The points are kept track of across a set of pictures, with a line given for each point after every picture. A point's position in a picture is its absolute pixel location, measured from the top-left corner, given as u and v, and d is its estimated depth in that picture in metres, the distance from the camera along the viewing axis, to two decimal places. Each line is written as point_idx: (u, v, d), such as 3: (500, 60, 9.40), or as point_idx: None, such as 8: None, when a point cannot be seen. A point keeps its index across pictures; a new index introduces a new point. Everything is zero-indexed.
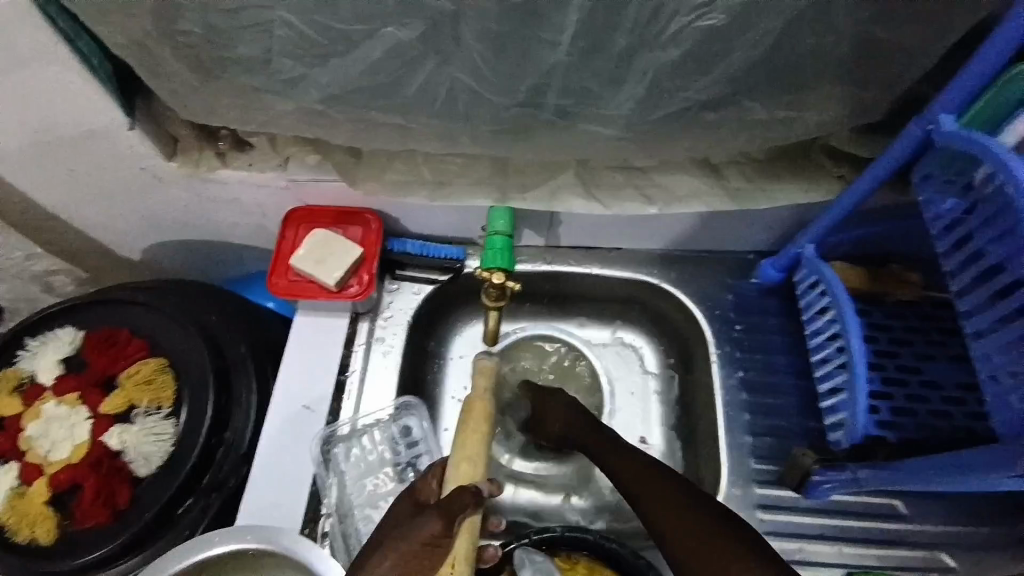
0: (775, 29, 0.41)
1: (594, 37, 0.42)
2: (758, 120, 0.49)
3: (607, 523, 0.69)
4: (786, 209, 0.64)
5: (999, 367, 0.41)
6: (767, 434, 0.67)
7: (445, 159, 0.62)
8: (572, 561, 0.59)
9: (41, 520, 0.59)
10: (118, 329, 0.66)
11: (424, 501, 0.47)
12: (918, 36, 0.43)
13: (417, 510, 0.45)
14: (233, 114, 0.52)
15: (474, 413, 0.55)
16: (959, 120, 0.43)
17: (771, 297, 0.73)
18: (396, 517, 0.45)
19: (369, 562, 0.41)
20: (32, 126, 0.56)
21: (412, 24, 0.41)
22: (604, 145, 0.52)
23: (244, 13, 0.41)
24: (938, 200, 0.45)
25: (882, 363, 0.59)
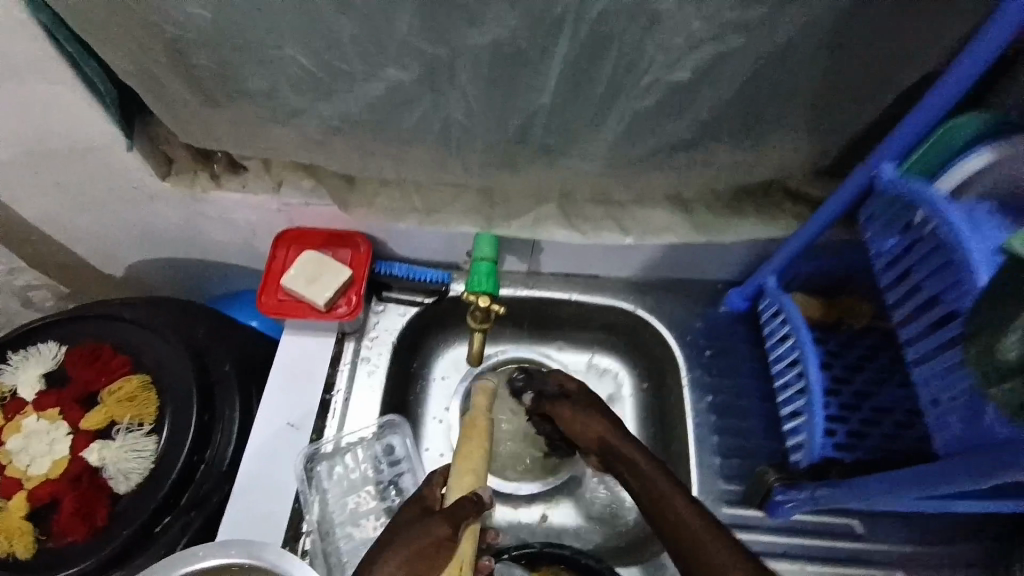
0: (741, 84, 0.45)
1: (577, 85, 0.45)
2: (725, 161, 0.53)
3: (602, 535, 0.71)
4: (751, 243, 0.69)
5: (935, 391, 0.45)
6: (735, 455, 0.71)
7: (434, 188, 0.66)
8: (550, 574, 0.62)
9: (19, 535, 0.58)
10: (102, 345, 0.66)
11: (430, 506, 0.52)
12: (870, 96, 0.47)
13: (424, 514, 0.49)
14: (235, 140, 0.54)
15: (475, 428, 0.58)
16: (900, 166, 0.47)
17: (739, 324, 0.78)
18: (404, 520, 0.49)
19: (378, 563, 0.44)
20: (32, 143, 0.57)
21: (410, 67, 0.44)
22: (585, 178, 0.56)
23: (252, 51, 0.44)
24: (881, 239, 0.50)
25: (840, 390, 0.63)
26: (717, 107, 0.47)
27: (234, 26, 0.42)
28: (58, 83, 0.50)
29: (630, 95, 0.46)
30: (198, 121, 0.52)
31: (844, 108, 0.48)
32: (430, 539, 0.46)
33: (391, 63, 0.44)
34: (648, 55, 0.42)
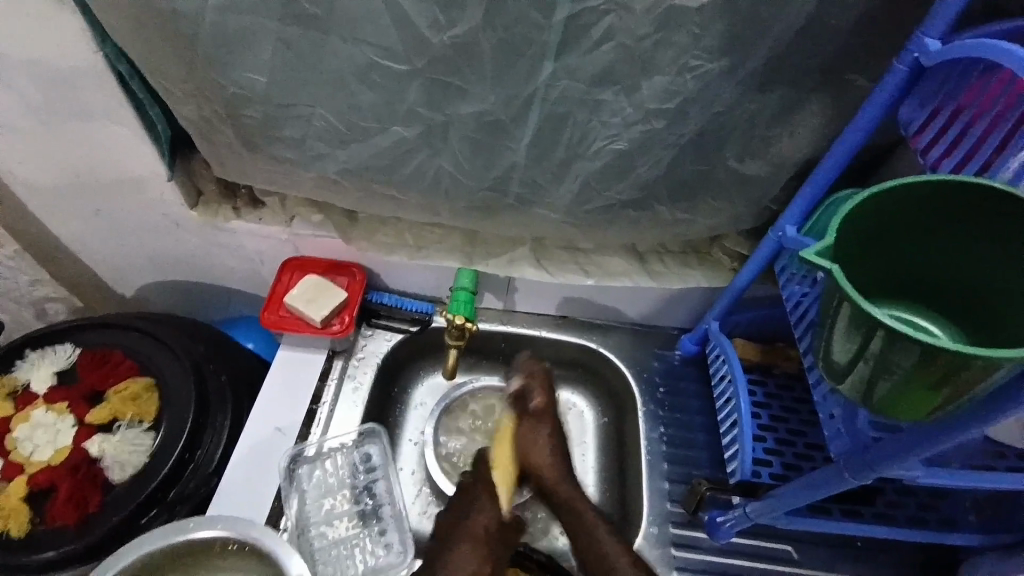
0: (670, 155, 0.57)
1: (541, 149, 0.57)
2: (665, 218, 0.65)
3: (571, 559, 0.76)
4: (697, 293, 0.80)
5: (831, 406, 0.53)
6: (683, 482, 0.78)
7: (424, 229, 0.77)
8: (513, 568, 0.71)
9: (16, 515, 0.64)
10: (112, 350, 0.73)
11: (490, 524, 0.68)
12: (772, 173, 0.60)
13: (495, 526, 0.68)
14: (262, 177, 0.65)
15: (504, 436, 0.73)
16: (801, 228, 0.58)
17: (691, 366, 0.87)
18: (482, 532, 0.67)
19: (462, 562, 0.65)
20: (84, 171, 0.67)
21: (413, 126, 0.56)
22: (551, 224, 0.67)
23: (289, 108, 0.55)
24: (794, 288, 0.61)
25: (776, 427, 0.72)
26: (654, 173, 0.59)
27: (279, 90, 0.53)
28: (121, 123, 0.61)
29: (584, 158, 0.58)
30: (236, 160, 0.63)
31: (756, 182, 0.60)
32: (498, 546, 0.67)
33: (398, 123, 0.56)
34: (596, 129, 0.55)
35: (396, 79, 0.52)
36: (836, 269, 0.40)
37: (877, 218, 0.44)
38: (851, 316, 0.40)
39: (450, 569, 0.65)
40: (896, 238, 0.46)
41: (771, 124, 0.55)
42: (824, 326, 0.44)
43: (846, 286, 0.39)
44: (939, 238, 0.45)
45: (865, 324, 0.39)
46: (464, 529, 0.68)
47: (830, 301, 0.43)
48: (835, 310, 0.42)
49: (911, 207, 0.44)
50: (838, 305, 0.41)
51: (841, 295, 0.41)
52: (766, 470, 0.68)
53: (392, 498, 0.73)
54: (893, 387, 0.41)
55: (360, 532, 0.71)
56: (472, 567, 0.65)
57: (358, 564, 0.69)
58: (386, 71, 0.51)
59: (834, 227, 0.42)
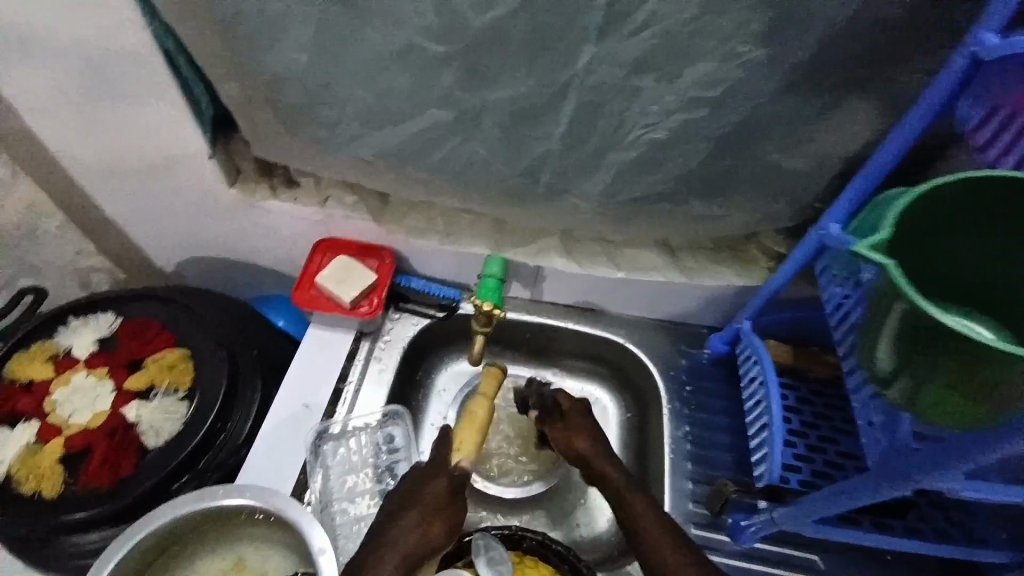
0: (708, 148, 0.56)
1: (577, 137, 0.56)
2: (700, 212, 0.64)
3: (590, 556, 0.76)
4: (727, 293, 0.78)
5: (870, 413, 0.52)
6: (707, 483, 0.76)
7: (455, 215, 0.77)
8: (521, 555, 0.65)
9: (49, 475, 0.66)
10: (151, 321, 0.76)
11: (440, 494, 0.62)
12: (814, 168, 0.58)
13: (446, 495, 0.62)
14: (298, 157, 0.66)
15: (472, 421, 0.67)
16: (844, 227, 0.56)
17: (719, 366, 0.85)
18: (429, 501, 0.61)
19: (399, 524, 0.59)
20: (127, 148, 0.69)
21: (449, 110, 0.56)
22: (584, 214, 0.66)
23: (327, 89, 0.56)
24: (834, 289, 0.59)
25: (807, 433, 0.70)
26: (690, 165, 0.58)
27: (318, 70, 0.54)
28: (166, 100, 0.62)
29: (619, 148, 0.57)
30: (274, 140, 0.64)
31: (796, 177, 0.59)
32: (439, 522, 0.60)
33: (434, 107, 0.56)
34: (635, 117, 0.53)
35: (434, 61, 0.51)
36: (891, 266, 0.40)
37: (922, 218, 0.44)
38: (902, 316, 0.40)
39: (390, 535, 0.59)
40: (938, 237, 0.45)
41: (818, 117, 0.53)
42: (872, 327, 0.44)
43: (904, 285, 0.39)
44: (974, 235, 0.45)
45: (914, 327, 0.39)
46: (416, 493, 0.62)
47: (879, 303, 0.42)
48: (886, 310, 0.41)
49: (952, 211, 0.44)
50: (890, 307, 0.41)
51: (894, 295, 0.40)
52: (795, 476, 0.66)
53: None
54: (942, 392, 0.40)
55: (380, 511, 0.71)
56: (416, 539, 0.58)
57: None
58: (425, 53, 0.51)
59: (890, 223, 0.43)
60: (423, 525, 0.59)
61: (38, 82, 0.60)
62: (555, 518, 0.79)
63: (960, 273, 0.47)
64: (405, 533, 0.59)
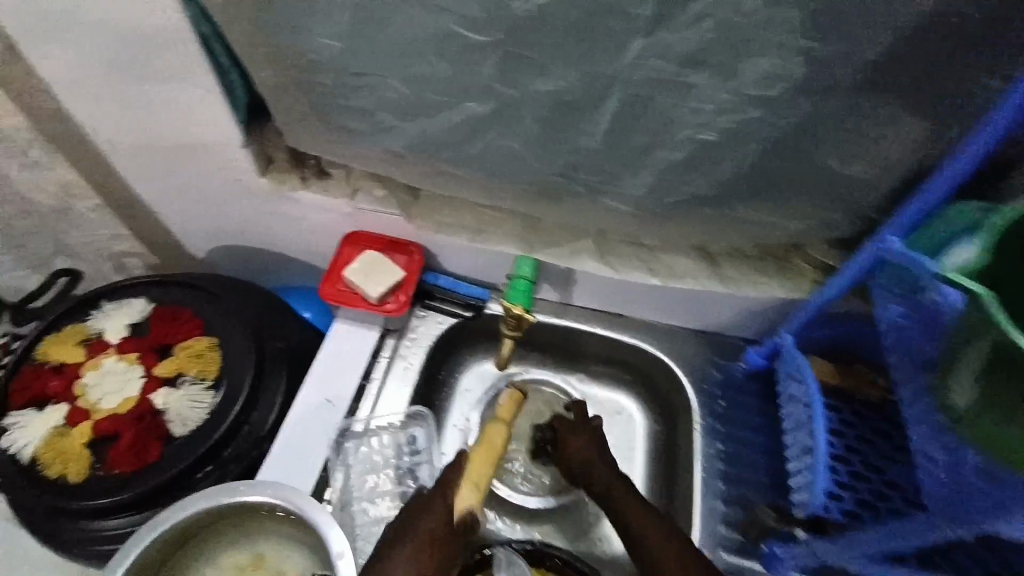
0: (760, 151, 0.52)
1: (619, 135, 0.53)
2: (746, 218, 0.60)
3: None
4: (769, 306, 0.74)
5: (930, 448, 0.47)
6: (739, 505, 0.72)
7: (486, 211, 0.74)
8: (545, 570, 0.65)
9: (77, 459, 0.66)
10: (181, 308, 0.76)
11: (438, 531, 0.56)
12: (875, 175, 0.54)
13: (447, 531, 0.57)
14: (331, 148, 0.65)
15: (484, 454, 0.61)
16: (905, 242, 0.52)
17: (756, 381, 0.81)
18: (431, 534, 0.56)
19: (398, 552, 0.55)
20: (163, 134, 0.68)
21: (486, 103, 0.53)
22: (621, 216, 0.64)
23: (361, 78, 0.54)
24: (885, 306, 0.54)
25: (850, 459, 0.65)
26: (740, 169, 0.54)
27: (353, 59, 0.52)
28: (201, 86, 0.61)
29: (664, 148, 0.54)
30: (307, 129, 0.63)
31: (855, 185, 0.55)
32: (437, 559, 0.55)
33: (471, 99, 0.53)
34: (684, 116, 0.50)
35: (474, 51, 0.49)
36: (984, 293, 0.38)
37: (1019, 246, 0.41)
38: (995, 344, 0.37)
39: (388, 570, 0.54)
40: None
41: (885, 121, 0.49)
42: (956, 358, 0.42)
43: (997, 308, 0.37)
44: None
45: (997, 364, 0.38)
46: (411, 525, 0.57)
47: (962, 334, 0.41)
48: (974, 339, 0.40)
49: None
50: (975, 339, 0.39)
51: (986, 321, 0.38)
52: (837, 505, 0.62)
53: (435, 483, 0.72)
54: None
55: None
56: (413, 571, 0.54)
57: None
58: (464, 42, 0.48)
59: None
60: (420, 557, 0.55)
61: (77, 65, 0.60)
62: (574, 533, 0.76)
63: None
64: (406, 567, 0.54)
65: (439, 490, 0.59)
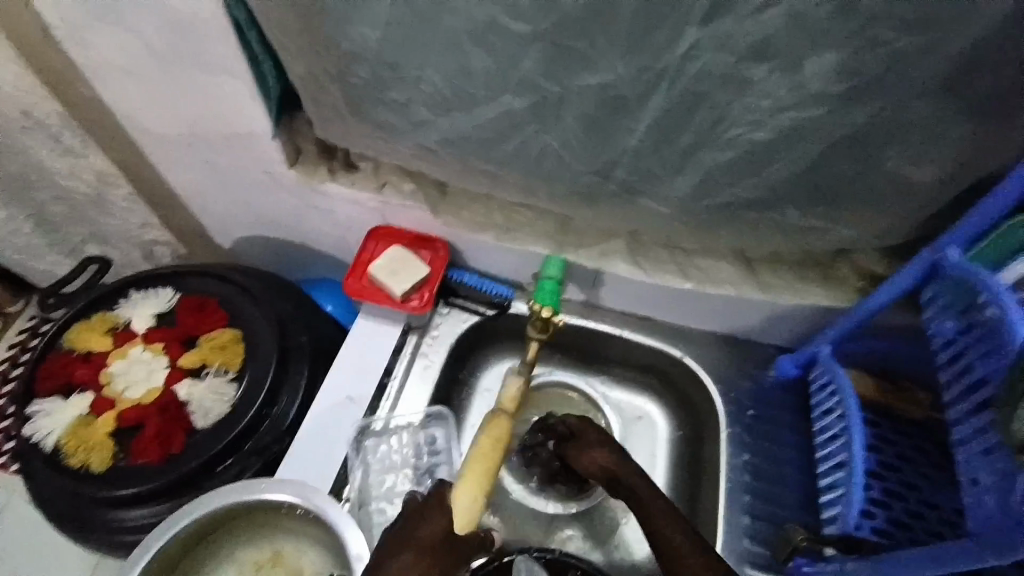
0: (812, 152, 0.49)
1: (664, 132, 0.51)
2: (790, 223, 0.58)
3: None
4: (806, 315, 0.71)
5: (978, 472, 0.45)
6: (768, 520, 0.70)
7: (516, 210, 0.72)
8: None
9: (99, 448, 0.66)
10: (207, 298, 0.75)
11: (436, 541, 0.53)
12: (934, 181, 0.50)
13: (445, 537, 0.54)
14: (363, 142, 0.63)
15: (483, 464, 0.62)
16: (964, 255, 0.50)
17: (789, 393, 0.77)
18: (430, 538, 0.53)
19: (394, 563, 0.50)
20: (194, 121, 0.68)
21: (526, 97, 0.51)
22: (660, 218, 0.61)
23: (398, 69, 0.52)
24: (940, 323, 0.51)
25: (886, 476, 0.62)
26: (791, 171, 0.51)
27: (391, 49, 0.50)
28: (235, 76, 0.60)
29: (712, 147, 0.51)
30: (340, 122, 0.61)
31: (913, 192, 0.52)
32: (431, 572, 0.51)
33: (510, 93, 0.51)
34: (735, 114, 0.48)
35: (518, 43, 0.47)
36: None
37: None
38: None
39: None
40: None
41: (952, 125, 0.46)
42: None
43: None
44: None
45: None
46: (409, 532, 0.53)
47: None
48: None
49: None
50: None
51: None
52: (869, 523, 0.59)
53: None
54: None
55: None
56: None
57: None
58: (508, 33, 0.46)
59: None
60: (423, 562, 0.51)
61: (115, 50, 0.60)
62: (594, 540, 0.74)
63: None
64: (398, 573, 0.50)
65: (436, 501, 0.56)
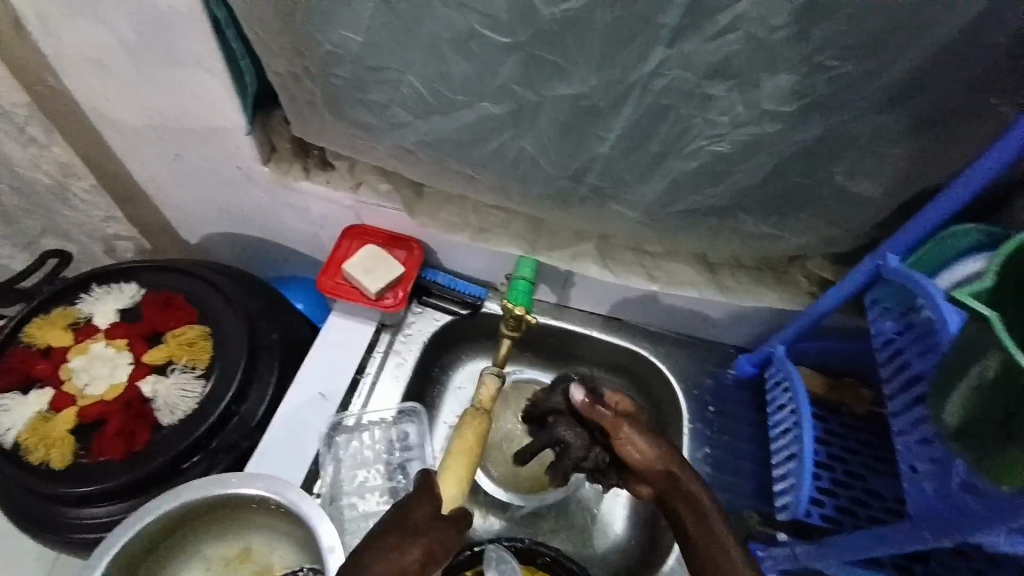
0: (768, 163, 0.53)
1: (633, 140, 0.54)
2: (749, 229, 0.61)
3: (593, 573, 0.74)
4: (763, 316, 0.75)
5: (915, 459, 0.49)
6: (726, 510, 0.74)
7: (490, 211, 0.74)
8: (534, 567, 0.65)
9: (60, 445, 0.65)
10: (174, 294, 0.74)
11: (422, 527, 0.53)
12: (877, 193, 0.55)
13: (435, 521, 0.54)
14: (340, 140, 0.64)
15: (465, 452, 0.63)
16: (904, 261, 0.54)
17: (746, 390, 0.82)
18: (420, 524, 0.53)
19: (379, 549, 0.51)
20: (166, 114, 0.67)
21: (503, 103, 0.53)
22: (629, 222, 0.64)
23: (379, 72, 0.53)
24: (882, 323, 0.56)
25: (834, 466, 0.66)
26: (750, 180, 0.55)
27: (373, 52, 0.52)
28: (211, 71, 0.60)
29: (677, 157, 0.54)
30: (318, 120, 0.62)
31: (859, 202, 0.56)
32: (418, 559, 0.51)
33: (488, 99, 0.53)
34: (699, 126, 0.51)
35: (495, 52, 0.49)
36: (991, 317, 0.38)
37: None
38: (994, 369, 0.38)
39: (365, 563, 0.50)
40: None
41: (892, 143, 0.50)
42: (944, 378, 0.43)
43: (994, 324, 0.38)
44: None
45: (1000, 386, 0.37)
46: (398, 518, 0.53)
47: (968, 354, 0.41)
48: (967, 363, 0.40)
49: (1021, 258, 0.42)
50: (977, 358, 0.39)
51: (987, 341, 0.39)
52: (818, 510, 0.64)
53: None
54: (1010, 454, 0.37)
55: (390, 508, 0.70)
56: (393, 562, 0.50)
57: None
58: (487, 42, 0.48)
59: (994, 269, 0.41)
60: (403, 545, 0.51)
61: (86, 41, 0.59)
62: (564, 531, 0.77)
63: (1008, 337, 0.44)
64: (381, 561, 0.50)
65: (424, 487, 0.57)
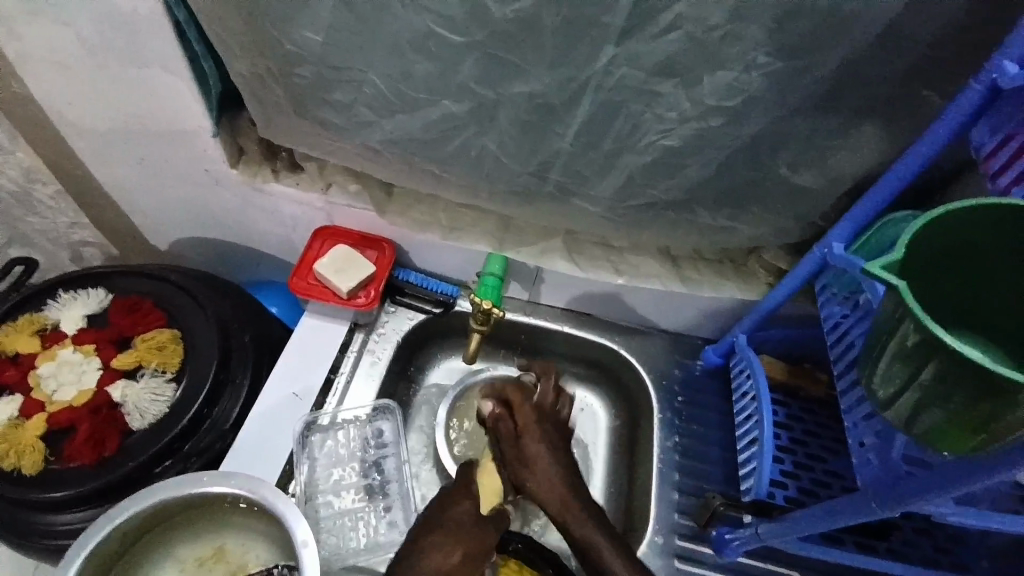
0: (719, 157, 0.56)
1: (591, 137, 0.56)
2: (705, 223, 0.64)
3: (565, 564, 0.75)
4: (725, 308, 0.78)
5: (862, 433, 0.52)
6: (695, 495, 0.76)
7: (459, 210, 0.76)
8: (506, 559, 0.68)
9: (30, 452, 0.64)
10: (142, 299, 0.74)
11: (461, 522, 0.60)
12: (823, 185, 0.58)
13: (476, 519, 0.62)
14: (307, 141, 0.65)
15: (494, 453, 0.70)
16: (851, 247, 0.57)
17: (713, 379, 0.85)
18: (456, 522, 0.60)
19: (423, 548, 0.57)
20: (131, 116, 0.67)
21: (464, 102, 0.55)
22: (593, 218, 0.66)
23: (342, 72, 0.55)
24: (834, 309, 0.59)
25: (795, 449, 0.70)
26: (703, 174, 0.58)
27: (334, 53, 0.53)
28: (175, 73, 0.61)
29: (633, 152, 0.56)
30: (283, 121, 0.63)
31: (806, 194, 0.59)
32: (460, 553, 0.58)
33: (448, 98, 0.55)
34: (650, 122, 0.53)
35: (453, 52, 0.51)
36: (904, 289, 0.41)
37: (952, 235, 0.44)
38: (912, 339, 0.41)
39: (418, 565, 0.56)
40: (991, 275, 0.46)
41: (832, 136, 0.54)
42: (873, 352, 0.46)
43: (909, 300, 0.40)
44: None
45: (921, 354, 0.40)
46: (437, 519, 0.60)
47: (887, 327, 0.44)
48: (889, 333, 0.43)
49: (987, 233, 0.44)
50: (897, 329, 0.42)
51: (904, 313, 0.41)
52: (781, 491, 0.66)
53: (400, 475, 0.73)
54: (948, 417, 0.40)
55: (366, 505, 0.71)
56: (441, 559, 0.57)
57: (359, 538, 0.69)
58: (445, 42, 0.50)
59: (904, 242, 0.43)
60: (446, 546, 0.58)
61: (46, 43, 0.59)
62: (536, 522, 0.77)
63: (1009, 308, 0.47)
64: (428, 557, 0.57)
65: (460, 487, 0.64)
